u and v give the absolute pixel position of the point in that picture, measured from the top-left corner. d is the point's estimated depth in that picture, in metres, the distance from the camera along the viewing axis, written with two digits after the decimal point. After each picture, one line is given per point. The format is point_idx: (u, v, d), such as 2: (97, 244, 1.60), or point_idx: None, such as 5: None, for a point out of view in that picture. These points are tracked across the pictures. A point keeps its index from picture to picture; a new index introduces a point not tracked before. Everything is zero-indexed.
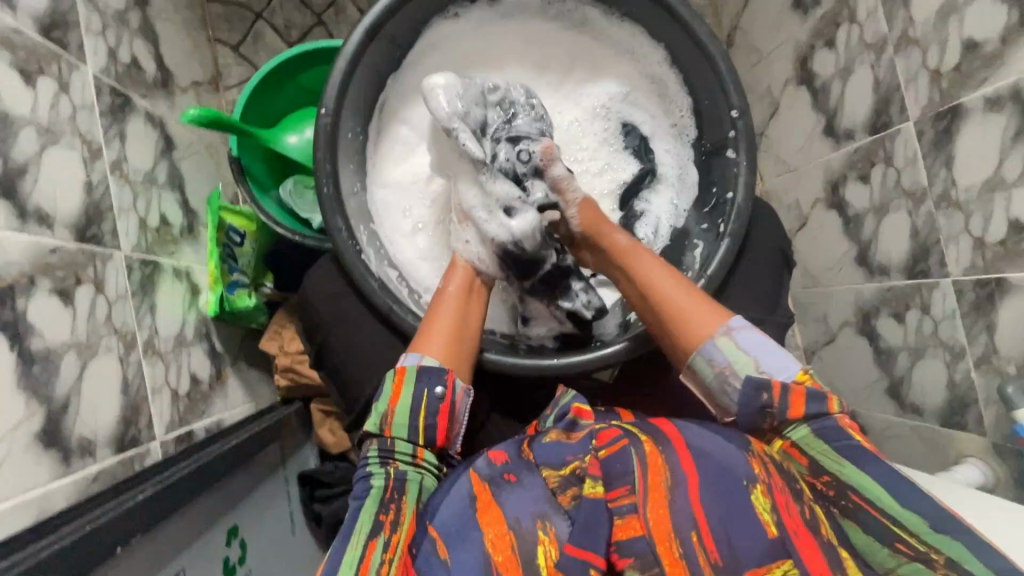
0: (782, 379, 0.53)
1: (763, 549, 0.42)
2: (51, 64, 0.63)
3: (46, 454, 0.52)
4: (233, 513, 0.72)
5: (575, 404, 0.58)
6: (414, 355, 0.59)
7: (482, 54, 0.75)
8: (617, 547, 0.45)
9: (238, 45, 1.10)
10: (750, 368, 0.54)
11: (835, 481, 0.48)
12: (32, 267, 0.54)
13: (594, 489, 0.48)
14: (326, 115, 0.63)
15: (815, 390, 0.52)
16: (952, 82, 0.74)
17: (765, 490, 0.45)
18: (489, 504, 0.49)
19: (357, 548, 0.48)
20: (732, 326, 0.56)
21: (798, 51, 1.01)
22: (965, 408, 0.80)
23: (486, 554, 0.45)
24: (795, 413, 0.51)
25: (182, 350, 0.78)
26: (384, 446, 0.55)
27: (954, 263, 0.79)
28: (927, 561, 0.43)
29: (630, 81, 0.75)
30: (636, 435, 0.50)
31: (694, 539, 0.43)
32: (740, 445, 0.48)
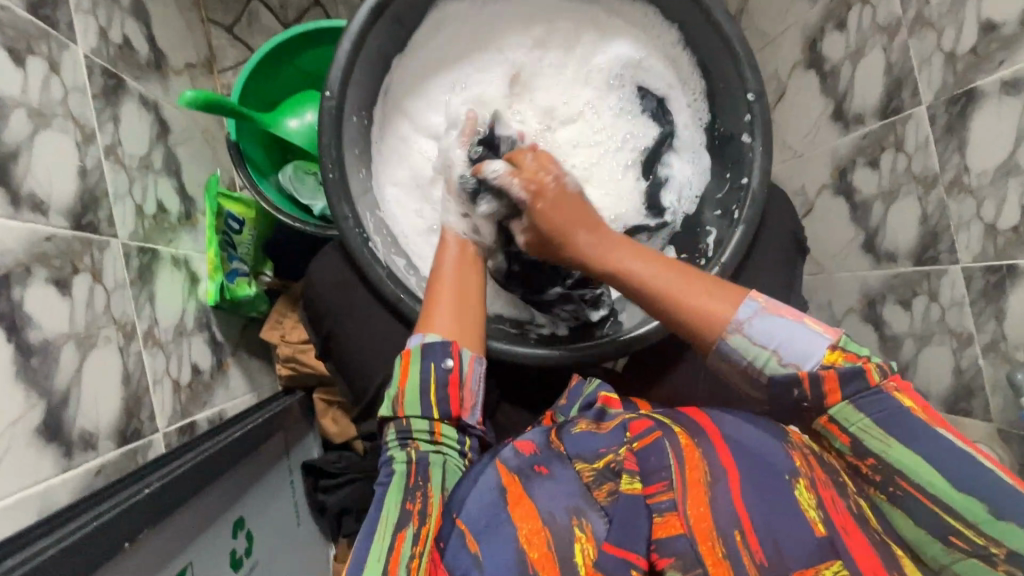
0: (807, 369, 0.48)
1: (811, 547, 0.42)
2: (41, 43, 0.60)
3: (47, 448, 0.51)
4: (239, 505, 0.71)
5: (604, 393, 0.58)
6: (417, 335, 0.59)
7: (486, 34, 0.72)
8: (657, 546, 0.44)
9: (232, 26, 1.07)
10: (769, 360, 0.49)
11: (880, 464, 0.46)
12: (28, 256, 0.52)
13: (632, 485, 0.47)
14: (330, 98, 0.61)
15: (848, 372, 0.46)
16: (968, 65, 0.73)
17: (808, 485, 0.45)
18: (522, 498, 0.48)
19: (386, 539, 0.48)
20: (743, 321, 0.49)
21: (807, 34, 0.99)
22: (972, 395, 0.80)
23: (520, 549, 0.44)
24: (833, 398, 0.47)
25: (183, 340, 0.76)
26: (401, 428, 0.56)
27: (964, 249, 0.78)
28: (987, 557, 0.42)
29: (643, 53, 0.71)
30: (669, 428, 0.50)
31: (738, 539, 0.43)
32: (779, 437, 0.48)
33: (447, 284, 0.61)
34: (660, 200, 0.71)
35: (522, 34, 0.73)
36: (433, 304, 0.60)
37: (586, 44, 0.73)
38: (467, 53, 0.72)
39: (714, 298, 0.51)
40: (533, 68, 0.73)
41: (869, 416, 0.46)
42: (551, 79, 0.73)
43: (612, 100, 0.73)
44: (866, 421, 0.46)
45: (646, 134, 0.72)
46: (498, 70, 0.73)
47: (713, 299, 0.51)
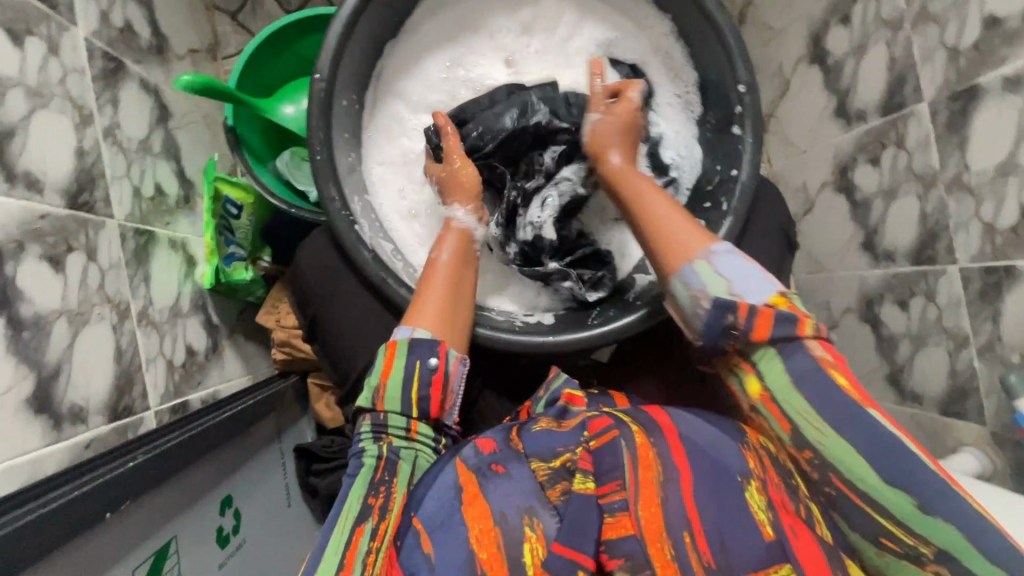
0: (750, 301, 0.51)
1: (757, 556, 0.42)
2: (40, 24, 0.61)
3: (36, 420, 0.52)
4: (227, 485, 0.73)
5: (567, 390, 0.58)
6: (405, 328, 0.58)
7: (470, 12, 0.73)
8: (607, 547, 0.45)
9: (237, 13, 1.08)
10: (722, 290, 0.52)
11: (816, 458, 0.47)
12: (21, 233, 0.54)
13: (584, 485, 0.47)
14: (320, 81, 0.62)
15: (784, 313, 0.49)
16: (970, 61, 0.71)
17: (760, 487, 0.45)
18: (476, 497, 0.47)
19: (344, 532, 0.48)
20: (711, 251, 0.54)
21: (811, 29, 0.98)
22: (966, 397, 0.79)
23: (470, 549, 0.44)
24: (760, 336, 0.50)
25: (178, 321, 0.78)
26: (377, 420, 0.56)
27: (962, 249, 0.77)
28: (916, 557, 0.43)
29: (623, 32, 0.72)
30: (626, 426, 0.50)
31: (686, 540, 0.43)
32: (734, 437, 0.49)
33: (438, 278, 0.61)
34: (663, 160, 0.71)
35: (508, 14, 0.73)
36: (424, 293, 0.60)
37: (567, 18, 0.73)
38: (454, 31, 0.73)
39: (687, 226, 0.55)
40: (522, 45, 0.73)
41: (808, 402, 0.47)
42: (535, 53, 0.74)
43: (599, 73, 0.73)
44: (801, 404, 0.47)
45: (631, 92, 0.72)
46: (484, 43, 0.73)
47: (688, 232, 0.55)
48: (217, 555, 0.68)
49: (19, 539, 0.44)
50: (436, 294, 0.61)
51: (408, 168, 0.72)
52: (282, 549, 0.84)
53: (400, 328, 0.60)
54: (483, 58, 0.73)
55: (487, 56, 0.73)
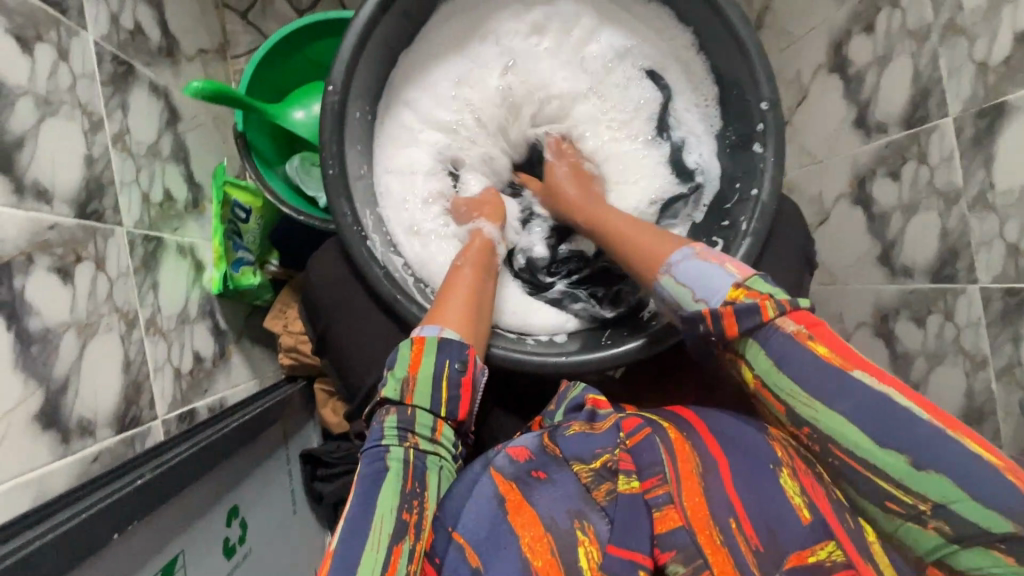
0: (711, 304, 0.51)
1: (802, 534, 0.43)
2: (50, 29, 0.60)
3: (44, 435, 0.52)
4: (233, 494, 0.72)
5: (592, 395, 0.57)
6: (433, 325, 0.58)
7: (477, 15, 0.71)
8: (659, 541, 0.45)
9: (247, 12, 1.07)
10: (689, 299, 0.53)
11: (814, 433, 0.46)
12: (30, 245, 0.53)
13: (630, 484, 0.48)
14: (333, 93, 0.60)
15: (744, 306, 0.49)
16: (1000, 77, 0.69)
17: (791, 473, 0.46)
18: (521, 505, 0.49)
19: (381, 549, 0.46)
20: (670, 264, 0.55)
21: (832, 36, 0.96)
22: (982, 419, 0.78)
23: (525, 559, 0.45)
24: (731, 332, 0.50)
25: (185, 328, 0.77)
26: (404, 418, 0.54)
27: (983, 269, 0.75)
28: (919, 517, 0.42)
29: (639, 39, 0.71)
30: (658, 425, 0.52)
31: (733, 525, 0.44)
32: (759, 429, 0.50)
33: (458, 288, 0.62)
34: (685, 164, 0.71)
35: (515, 18, 0.72)
36: (448, 298, 0.60)
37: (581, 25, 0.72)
38: (466, 40, 0.72)
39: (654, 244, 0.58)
40: (534, 53, 0.73)
41: (789, 375, 0.47)
42: (544, 60, 0.73)
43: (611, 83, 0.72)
44: (786, 381, 0.47)
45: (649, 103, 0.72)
46: (491, 51, 0.72)
47: (656, 246, 0.57)
48: (223, 565, 0.67)
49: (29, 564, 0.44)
50: (459, 300, 0.61)
51: (417, 179, 0.70)
52: (287, 555, 0.84)
53: (425, 325, 0.59)
54: (497, 64, 0.72)
55: (494, 64, 0.72)
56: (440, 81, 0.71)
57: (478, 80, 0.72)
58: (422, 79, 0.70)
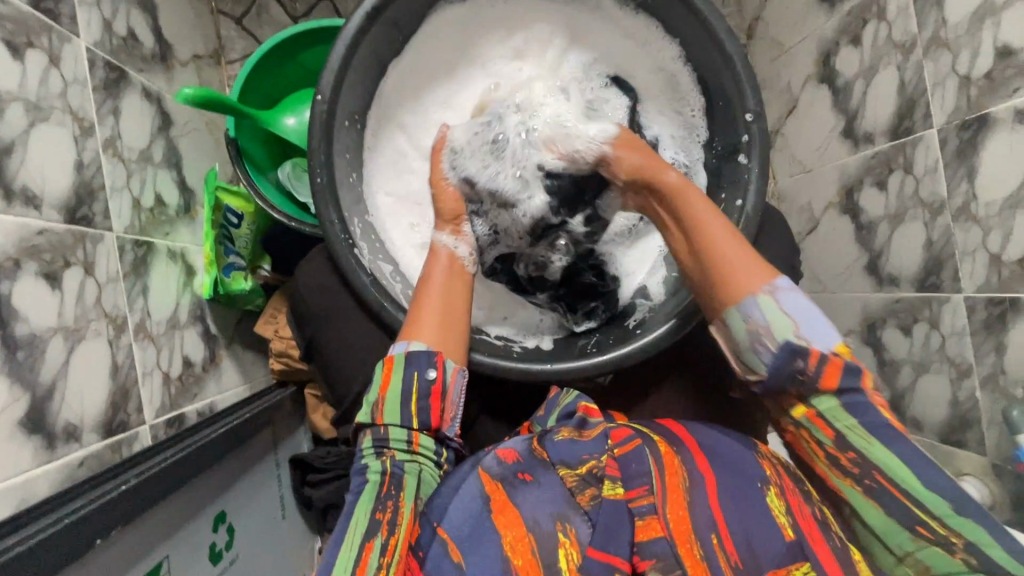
0: (819, 348, 0.51)
1: (781, 551, 0.46)
2: (41, 36, 0.61)
3: (30, 440, 0.52)
4: (221, 500, 0.72)
5: (583, 403, 0.58)
6: (401, 342, 0.58)
7: (462, 34, 0.71)
8: (639, 548, 0.48)
9: (242, 18, 1.07)
10: (788, 333, 0.52)
11: (860, 459, 0.50)
12: (18, 250, 0.53)
13: (614, 491, 0.50)
14: (322, 102, 0.61)
15: (852, 365, 0.51)
16: (982, 90, 0.70)
17: (778, 492, 0.49)
18: (506, 506, 0.49)
19: (353, 549, 0.49)
20: (777, 286, 0.53)
21: (821, 48, 0.97)
22: (967, 427, 0.78)
23: (505, 557, 0.46)
24: (829, 383, 0.51)
25: (175, 333, 0.77)
26: (378, 436, 0.56)
27: (967, 279, 0.76)
28: (947, 545, 0.47)
29: (622, 49, 0.71)
30: (649, 437, 0.54)
31: (714, 540, 0.47)
32: (749, 446, 0.54)
33: (428, 299, 0.61)
34: (663, 161, 0.71)
35: (500, 44, 0.72)
36: (420, 311, 0.60)
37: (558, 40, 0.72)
38: (451, 50, 0.72)
39: (752, 262, 0.54)
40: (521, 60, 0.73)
41: (856, 417, 0.50)
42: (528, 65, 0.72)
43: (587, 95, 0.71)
44: (851, 421, 0.50)
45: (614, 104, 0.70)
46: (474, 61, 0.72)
47: (751, 264, 0.55)
48: (209, 571, 0.67)
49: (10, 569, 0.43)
50: (431, 312, 0.60)
51: (424, 207, 0.72)
52: (276, 561, 0.84)
53: (397, 342, 0.60)
54: (478, 72, 0.72)
55: (475, 91, 0.72)
56: (432, 107, 0.72)
57: (465, 105, 0.72)
58: (416, 106, 0.72)
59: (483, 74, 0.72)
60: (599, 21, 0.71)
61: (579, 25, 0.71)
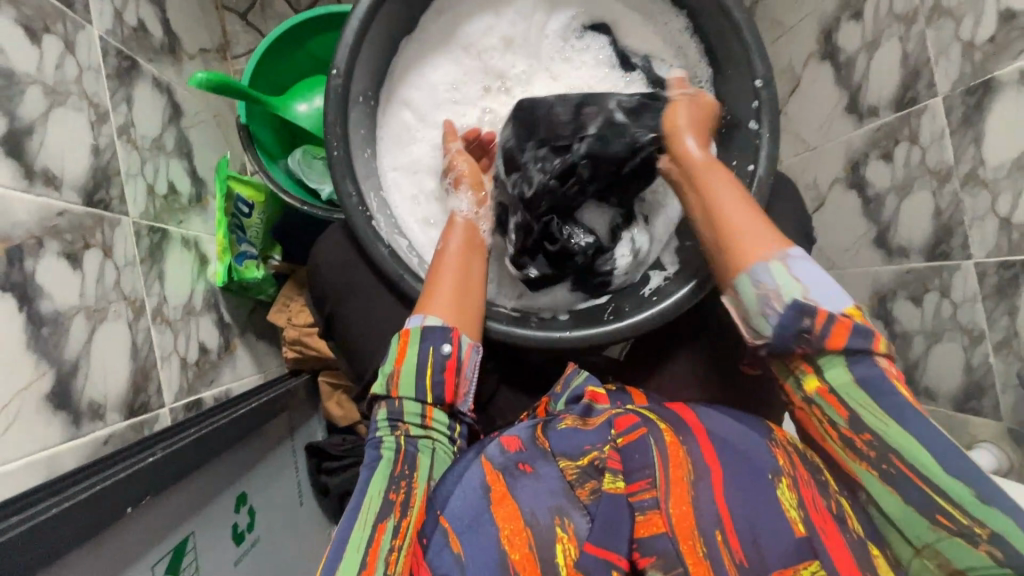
0: (829, 309, 0.50)
1: (789, 549, 0.43)
2: (56, 22, 0.61)
3: (56, 416, 0.52)
4: (242, 481, 0.73)
5: (590, 388, 0.58)
6: (417, 316, 0.59)
7: (460, 14, 0.71)
8: (639, 545, 0.45)
9: (246, 12, 1.08)
10: (797, 294, 0.50)
11: (875, 439, 0.47)
12: (40, 229, 0.54)
13: (614, 484, 0.48)
14: (337, 76, 0.61)
15: (862, 325, 0.49)
16: (987, 55, 0.71)
17: (790, 484, 0.46)
18: (504, 498, 0.48)
19: (365, 529, 0.49)
20: (789, 254, 0.51)
21: (823, 24, 0.98)
22: (982, 393, 0.78)
23: (502, 552, 0.45)
24: (834, 344, 0.49)
25: (191, 319, 0.78)
26: (392, 410, 0.56)
27: (978, 244, 0.76)
28: (969, 536, 0.43)
29: (614, 18, 0.72)
30: (654, 424, 0.50)
31: (718, 538, 0.44)
32: (764, 435, 0.50)
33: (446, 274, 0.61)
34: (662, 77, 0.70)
35: (488, 29, 0.71)
36: (434, 285, 0.60)
37: (543, 12, 0.71)
38: (456, 28, 0.71)
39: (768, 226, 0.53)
40: (519, 29, 0.71)
41: (868, 392, 0.48)
42: (536, 35, 0.72)
43: (576, 61, 0.71)
44: (863, 396, 0.48)
45: (602, 51, 0.71)
46: (474, 35, 0.71)
47: (767, 229, 0.53)
48: (233, 551, 0.68)
49: (41, 529, 0.44)
50: (447, 284, 0.61)
51: (425, 177, 0.71)
52: (296, 547, 0.84)
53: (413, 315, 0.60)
54: (481, 43, 0.71)
55: (480, 82, 0.72)
56: (436, 85, 0.71)
57: (471, 90, 0.72)
58: (416, 80, 0.71)
59: (477, 62, 0.72)
60: None
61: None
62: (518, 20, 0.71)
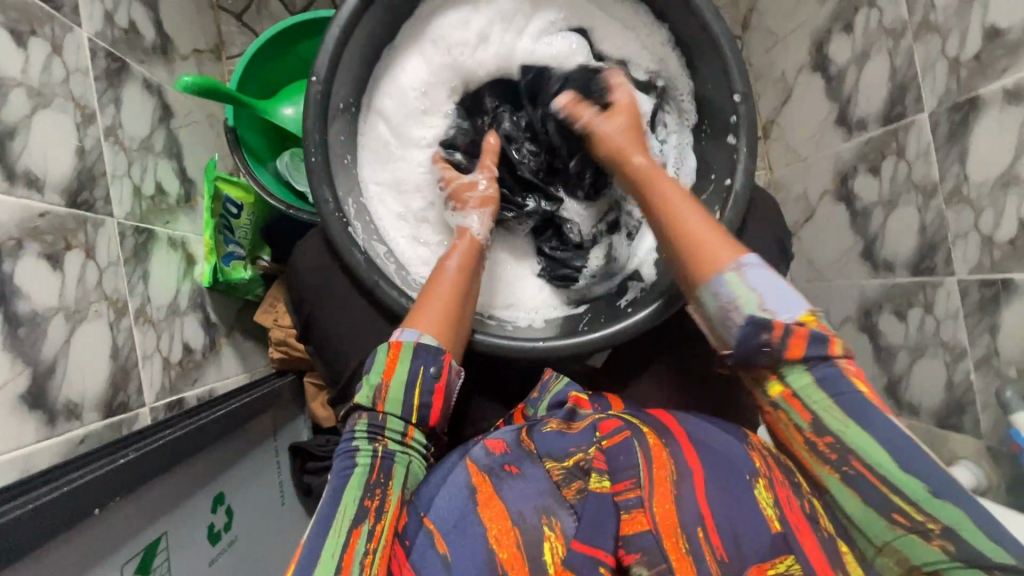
0: (784, 319, 0.49)
1: (766, 543, 0.44)
2: (44, 25, 0.62)
3: (31, 415, 0.53)
4: (220, 481, 0.74)
5: (574, 393, 0.60)
6: (413, 332, 0.58)
7: (437, 14, 0.69)
8: (624, 542, 0.47)
9: (242, 13, 1.09)
10: (754, 305, 0.51)
11: (836, 443, 0.46)
12: (20, 231, 0.55)
13: (601, 484, 0.50)
14: (316, 83, 0.62)
15: (817, 333, 0.48)
16: (972, 72, 0.71)
17: (767, 485, 0.47)
18: (491, 497, 0.49)
19: (340, 536, 0.48)
20: (743, 262, 0.52)
21: (814, 36, 0.97)
22: (962, 410, 0.78)
23: (489, 550, 0.46)
24: (794, 353, 0.48)
25: (176, 319, 0.78)
26: (373, 420, 0.55)
27: (960, 261, 0.76)
28: (924, 532, 0.43)
29: (593, 23, 0.71)
30: (638, 429, 0.53)
31: (700, 534, 0.45)
32: (740, 438, 0.52)
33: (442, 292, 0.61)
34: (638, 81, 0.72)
35: (466, 31, 0.69)
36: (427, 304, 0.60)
37: (521, 18, 0.70)
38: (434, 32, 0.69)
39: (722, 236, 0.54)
40: (498, 35, 0.70)
41: (830, 395, 0.47)
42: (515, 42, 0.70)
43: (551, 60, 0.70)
44: (830, 400, 0.47)
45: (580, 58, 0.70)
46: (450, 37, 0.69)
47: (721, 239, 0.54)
48: (207, 551, 0.68)
49: (13, 526, 0.45)
50: (442, 302, 0.61)
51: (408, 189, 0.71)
52: (275, 546, 0.85)
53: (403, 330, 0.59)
54: (458, 48, 0.69)
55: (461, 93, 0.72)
56: (414, 92, 0.70)
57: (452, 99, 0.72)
58: (388, 85, 0.69)
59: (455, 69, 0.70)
60: None
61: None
62: (497, 24, 0.69)
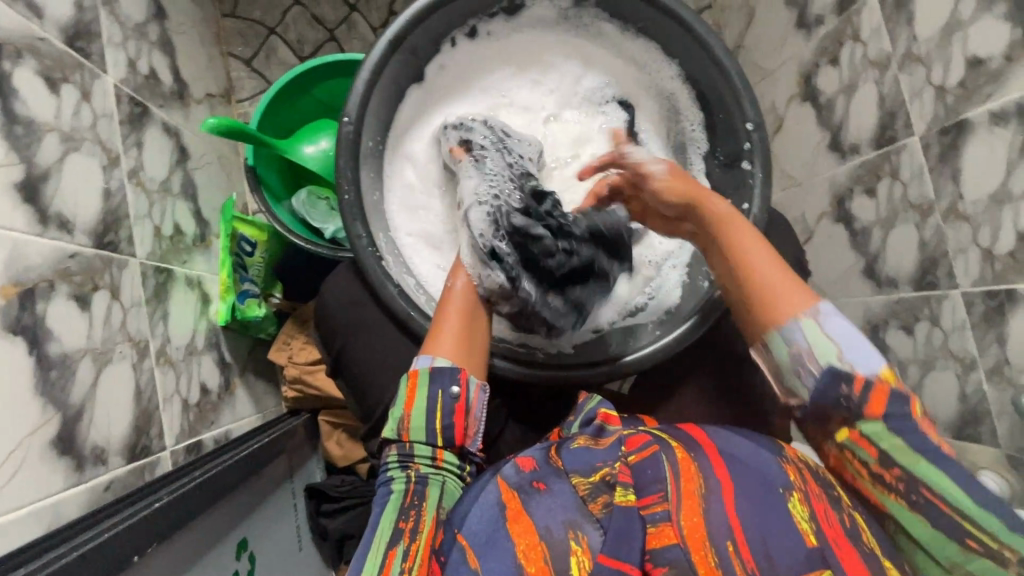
0: (864, 374, 0.48)
1: (801, 557, 0.41)
2: (74, 72, 0.63)
3: (60, 461, 0.51)
4: (241, 527, 0.71)
5: (603, 409, 0.57)
6: (425, 356, 0.58)
7: (471, 69, 0.76)
8: (652, 555, 0.43)
9: (251, 59, 1.12)
10: (831, 355, 0.49)
11: (904, 474, 0.46)
12: (53, 272, 0.54)
13: (625, 497, 0.46)
14: (348, 124, 0.64)
15: (899, 392, 0.46)
16: (958, 97, 0.75)
17: (802, 498, 0.45)
18: (520, 513, 0.47)
19: (378, 556, 0.49)
20: (819, 310, 0.50)
21: (802, 69, 1.04)
22: (978, 421, 0.79)
23: (518, 565, 0.44)
24: (875, 410, 0.47)
25: (193, 360, 0.77)
26: (403, 450, 0.55)
27: (963, 274, 0.79)
28: (997, 557, 0.42)
29: (611, 69, 0.77)
30: (666, 443, 0.50)
31: (730, 548, 0.42)
32: (775, 452, 0.49)
33: (452, 308, 0.62)
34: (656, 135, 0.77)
35: (499, 88, 0.76)
36: (439, 330, 0.60)
37: (544, 68, 0.77)
38: (463, 88, 0.76)
39: (793, 284, 0.52)
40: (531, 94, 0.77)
41: (904, 438, 0.46)
42: (545, 95, 0.77)
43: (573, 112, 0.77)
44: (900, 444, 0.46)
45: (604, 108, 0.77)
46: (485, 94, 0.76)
47: (791, 288, 0.52)
48: None
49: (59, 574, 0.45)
50: (451, 328, 0.61)
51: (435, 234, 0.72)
52: None
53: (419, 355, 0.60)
54: (492, 102, 0.76)
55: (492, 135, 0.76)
56: (442, 137, 0.74)
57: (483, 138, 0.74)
58: (421, 135, 0.74)
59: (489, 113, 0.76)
60: (583, 39, 0.76)
61: (557, 49, 0.77)
62: (526, 81, 0.77)
